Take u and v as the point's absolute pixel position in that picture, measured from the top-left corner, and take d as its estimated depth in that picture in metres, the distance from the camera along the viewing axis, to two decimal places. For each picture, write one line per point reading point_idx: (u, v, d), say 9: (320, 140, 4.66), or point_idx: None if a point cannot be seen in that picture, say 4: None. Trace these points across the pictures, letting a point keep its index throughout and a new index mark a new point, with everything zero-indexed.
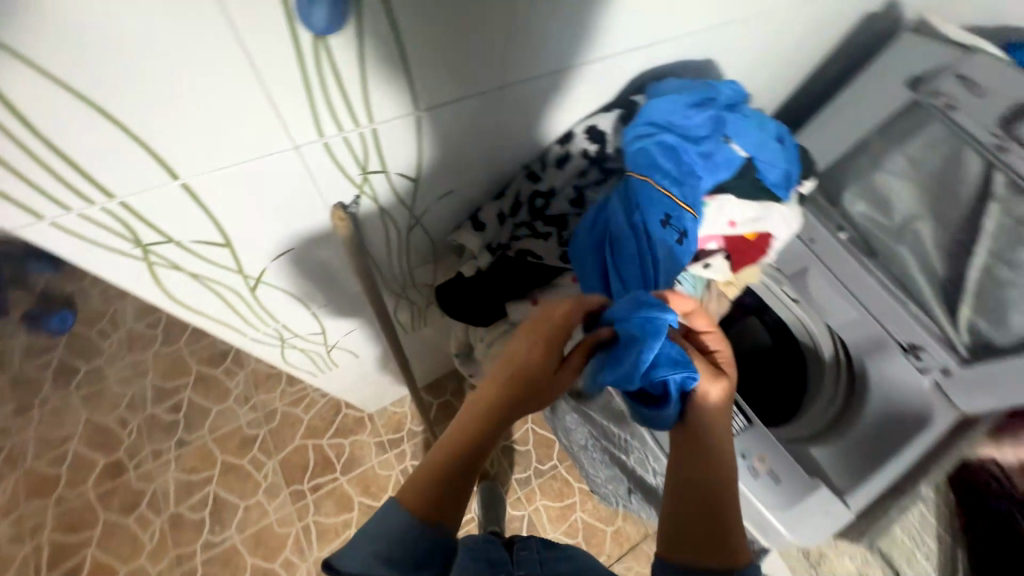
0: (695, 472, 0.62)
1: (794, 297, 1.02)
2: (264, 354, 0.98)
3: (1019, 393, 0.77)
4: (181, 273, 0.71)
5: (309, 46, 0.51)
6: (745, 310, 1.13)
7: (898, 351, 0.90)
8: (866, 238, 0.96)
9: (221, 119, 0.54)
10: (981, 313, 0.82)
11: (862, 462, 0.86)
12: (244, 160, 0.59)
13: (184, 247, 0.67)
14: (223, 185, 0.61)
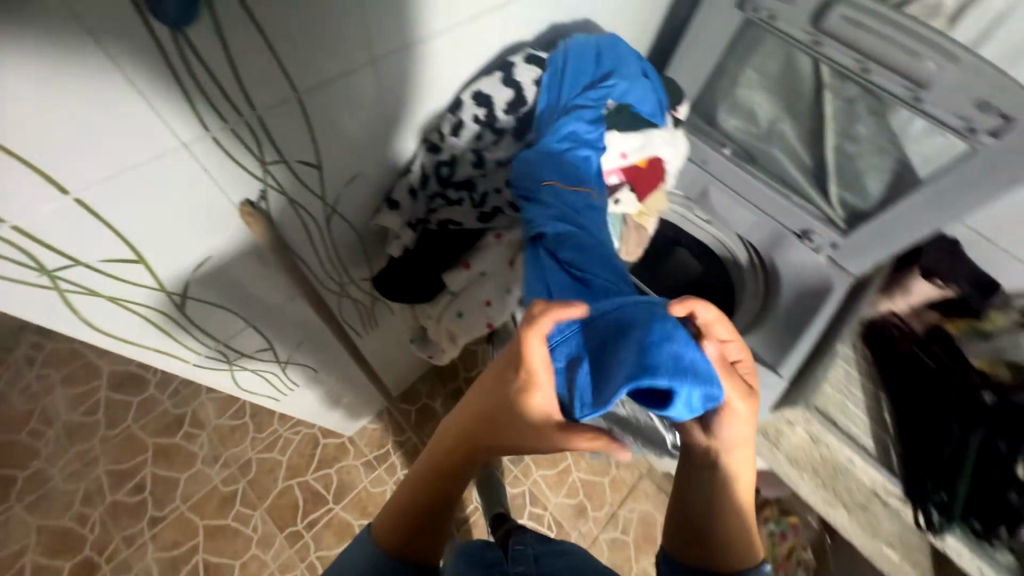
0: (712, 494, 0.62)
1: (706, 218, 1.15)
2: (209, 382, 0.82)
3: (889, 245, 0.92)
4: (100, 299, 0.55)
5: (167, 43, 0.41)
6: (673, 244, 1.28)
7: (796, 240, 1.03)
8: (747, 149, 1.03)
9: (88, 128, 0.41)
10: (846, 186, 0.93)
11: (783, 336, 1.08)
12: (125, 171, 0.46)
13: (97, 268, 0.52)
14: (127, 196, 0.48)
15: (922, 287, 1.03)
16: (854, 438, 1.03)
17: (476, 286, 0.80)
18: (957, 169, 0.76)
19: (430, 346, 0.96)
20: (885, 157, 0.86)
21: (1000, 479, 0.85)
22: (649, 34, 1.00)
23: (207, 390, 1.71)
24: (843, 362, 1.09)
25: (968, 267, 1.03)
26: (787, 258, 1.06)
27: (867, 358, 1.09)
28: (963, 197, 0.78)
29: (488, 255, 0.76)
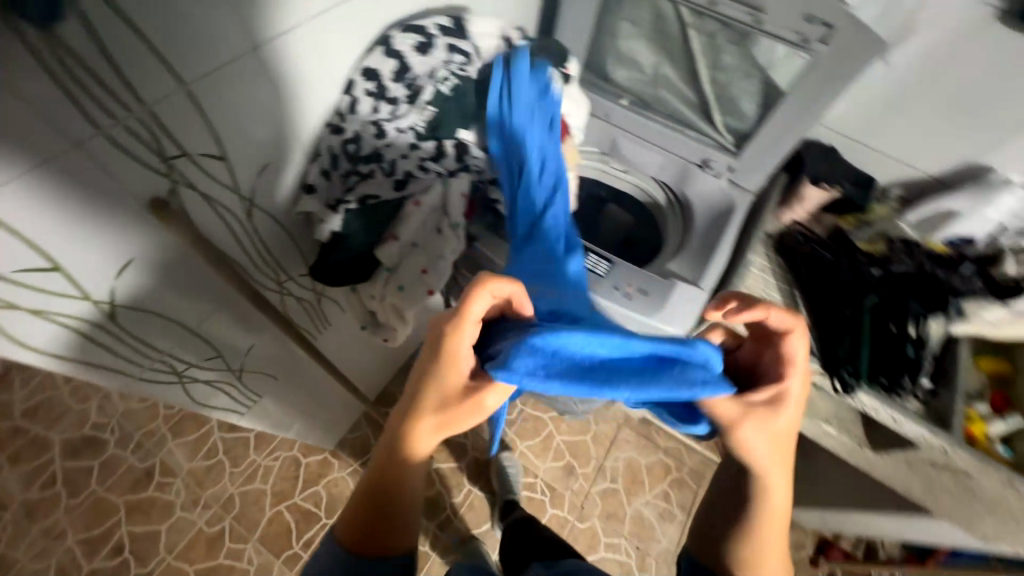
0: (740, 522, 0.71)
1: (623, 168, 1.24)
2: (159, 396, 0.82)
3: (771, 157, 1.03)
4: (23, 314, 0.55)
5: (37, 46, 0.42)
6: (603, 201, 1.34)
7: (698, 169, 1.14)
8: (639, 96, 1.13)
9: None
10: (726, 113, 1.04)
11: (699, 256, 1.11)
12: (17, 174, 0.46)
13: (12, 280, 0.52)
14: (26, 199, 0.48)
15: (811, 193, 1.14)
16: None
17: (408, 256, 0.85)
18: (807, 76, 0.88)
19: (378, 327, 0.99)
20: (752, 80, 0.97)
21: (894, 336, 0.97)
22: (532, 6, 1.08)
23: (173, 436, 1.67)
24: (760, 271, 1.14)
25: (846, 168, 1.17)
26: (695, 188, 1.16)
27: (778, 266, 1.15)
28: (818, 100, 0.90)
29: (413, 223, 0.81)
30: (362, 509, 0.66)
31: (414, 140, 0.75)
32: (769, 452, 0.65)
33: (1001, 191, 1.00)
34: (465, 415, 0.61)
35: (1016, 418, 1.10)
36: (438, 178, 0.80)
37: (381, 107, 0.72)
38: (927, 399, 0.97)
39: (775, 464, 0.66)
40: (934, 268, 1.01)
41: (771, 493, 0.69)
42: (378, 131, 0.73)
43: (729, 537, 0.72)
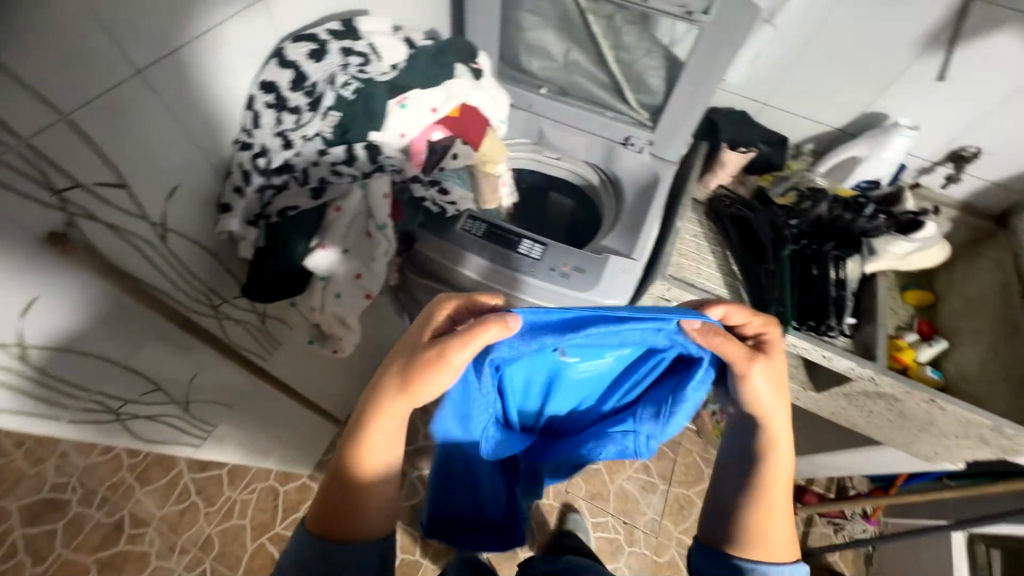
0: (745, 489, 0.68)
1: (557, 156, 1.27)
2: (94, 434, 0.82)
3: (686, 125, 1.08)
4: None
5: None
6: (545, 190, 1.38)
7: (622, 147, 1.19)
8: (557, 84, 1.18)
9: None
10: (637, 90, 1.10)
11: (632, 225, 1.13)
12: None
13: None
14: None
15: (731, 157, 1.20)
16: (711, 291, 1.08)
17: (341, 264, 0.86)
18: (698, 48, 0.94)
19: (326, 339, 0.99)
20: (655, 56, 1.03)
21: (816, 279, 1.03)
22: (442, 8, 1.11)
23: (141, 485, 1.61)
24: (693, 236, 1.18)
25: (759, 130, 1.24)
26: (622, 165, 1.20)
27: (708, 230, 1.20)
28: (714, 68, 0.96)
29: (339, 232, 0.83)
30: (327, 484, 0.63)
31: (321, 147, 0.77)
32: (771, 399, 0.63)
33: (894, 134, 1.07)
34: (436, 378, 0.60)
35: (941, 342, 1.16)
36: (353, 181, 0.81)
37: (285, 117, 0.74)
38: (852, 334, 1.04)
39: (778, 414, 0.65)
40: (842, 211, 1.04)
41: (776, 444, 0.66)
42: (285, 142, 0.73)
43: (739, 501, 0.68)
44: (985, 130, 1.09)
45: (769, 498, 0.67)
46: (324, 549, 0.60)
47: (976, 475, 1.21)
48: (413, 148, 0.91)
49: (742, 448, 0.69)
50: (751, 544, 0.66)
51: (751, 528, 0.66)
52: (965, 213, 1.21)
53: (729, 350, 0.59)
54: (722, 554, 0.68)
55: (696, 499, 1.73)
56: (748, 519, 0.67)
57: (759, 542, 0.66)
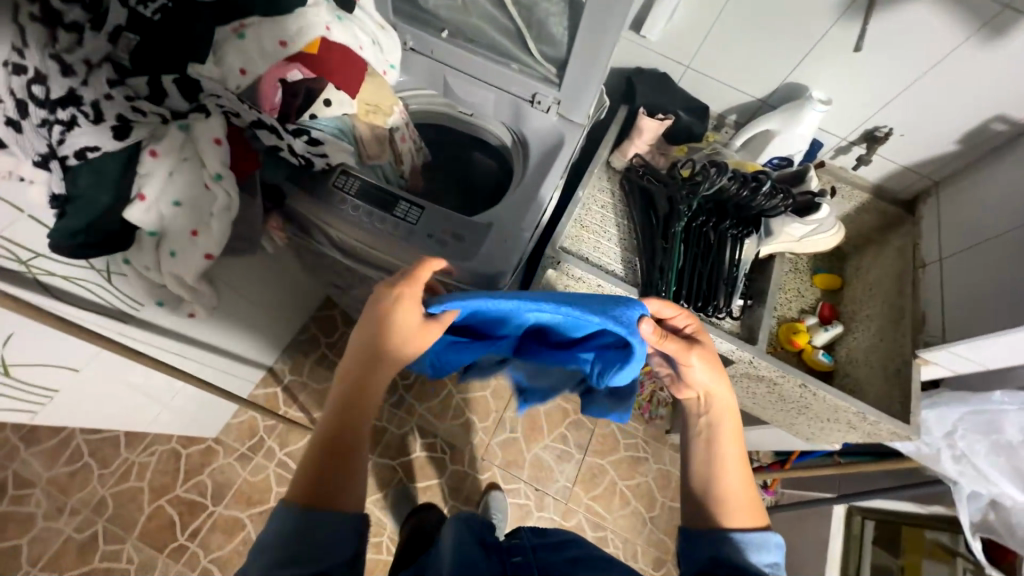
0: (707, 467, 0.69)
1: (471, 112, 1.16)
2: None
3: (586, 82, 1.00)
4: None
5: None
6: (470, 148, 1.28)
7: (529, 106, 1.09)
8: (460, 28, 1.05)
9: None
10: (541, 40, 0.99)
11: (530, 187, 1.03)
12: None
13: None
14: None
15: (648, 124, 1.10)
16: (604, 267, 1.04)
17: (172, 218, 0.76)
18: None
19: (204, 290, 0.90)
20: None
21: (710, 259, 1.00)
22: None
23: (27, 445, 1.53)
24: (600, 207, 1.11)
25: (678, 97, 1.17)
26: (528, 124, 1.11)
27: (618, 201, 1.12)
28: (613, 15, 0.86)
29: (161, 180, 0.72)
30: (315, 455, 0.66)
31: (114, 76, 0.68)
32: (708, 374, 0.69)
33: (806, 109, 1.02)
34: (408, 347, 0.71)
35: (836, 326, 1.15)
36: (162, 120, 0.73)
37: (61, 37, 0.64)
38: (739, 315, 1.03)
39: (718, 385, 0.70)
40: (738, 188, 0.97)
41: (721, 415, 0.70)
42: (64, 67, 0.64)
43: (704, 478, 0.69)
44: (895, 109, 1.05)
45: (731, 471, 0.68)
46: (307, 526, 0.60)
47: (859, 453, 1.19)
48: (262, 90, 0.80)
49: (694, 431, 0.72)
50: (723, 513, 0.66)
51: (724, 501, 0.67)
52: (875, 196, 1.19)
53: (666, 342, 0.68)
54: (700, 539, 0.66)
55: (608, 468, 1.77)
56: (717, 492, 0.67)
57: (736, 514, 0.66)
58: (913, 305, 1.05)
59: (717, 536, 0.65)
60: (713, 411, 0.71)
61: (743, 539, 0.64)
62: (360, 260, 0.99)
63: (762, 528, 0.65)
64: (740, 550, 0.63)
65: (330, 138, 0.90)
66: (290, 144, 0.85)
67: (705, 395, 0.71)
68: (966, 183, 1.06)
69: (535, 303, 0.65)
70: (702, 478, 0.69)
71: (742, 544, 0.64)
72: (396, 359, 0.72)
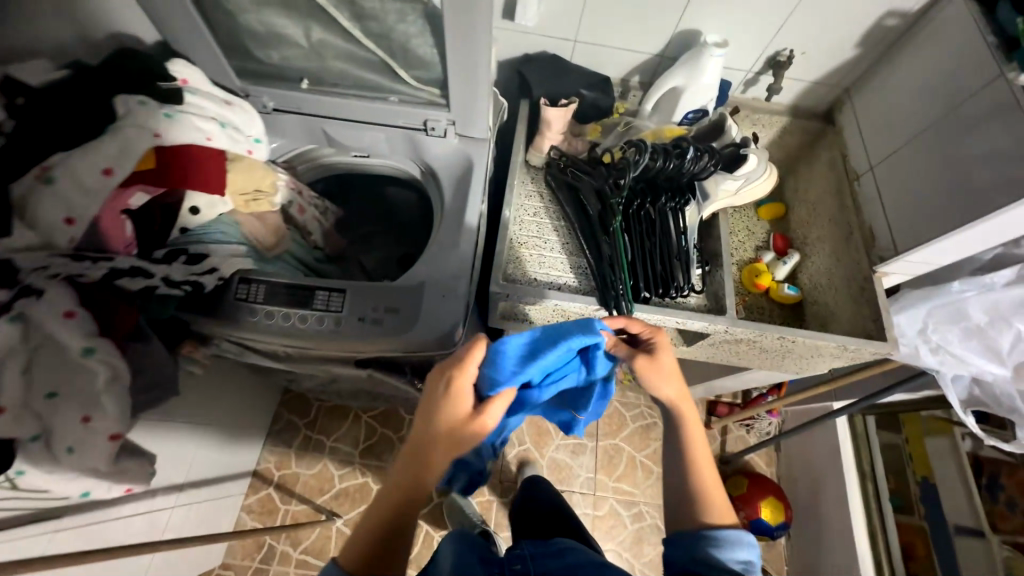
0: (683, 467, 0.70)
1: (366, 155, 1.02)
2: None
3: (472, 96, 0.90)
4: None
5: None
6: (382, 187, 1.16)
7: (424, 135, 0.98)
8: (318, 74, 0.93)
9: None
10: (411, 67, 0.88)
11: (454, 225, 0.94)
12: None
13: None
14: None
15: (554, 114, 1.03)
16: (556, 282, 0.97)
17: (52, 414, 0.63)
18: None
19: (137, 455, 0.78)
20: (412, 18, 0.80)
21: (656, 241, 0.95)
22: (113, 10, 0.79)
23: None
24: (533, 216, 1.04)
25: (575, 75, 1.09)
26: (429, 155, 1.00)
27: (549, 202, 1.06)
28: (478, 24, 0.76)
29: (20, 380, 0.60)
30: (368, 533, 0.62)
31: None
32: (666, 383, 0.71)
33: (705, 56, 0.97)
34: (463, 438, 0.64)
35: (793, 257, 1.16)
36: None
37: None
38: (701, 286, 1.00)
39: (680, 391, 0.71)
40: (664, 162, 0.91)
41: (689, 418, 0.71)
42: None
43: (680, 479, 0.69)
44: (792, 30, 1.01)
45: (704, 469, 0.69)
46: None
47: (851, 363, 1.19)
48: (102, 229, 0.66)
49: (670, 434, 0.73)
50: (704, 510, 0.66)
51: (699, 501, 0.67)
52: (794, 117, 1.17)
53: (618, 350, 0.74)
54: (686, 541, 0.64)
55: (623, 445, 1.77)
56: (691, 493, 0.67)
57: (710, 514, 0.66)
58: (858, 219, 1.04)
59: (695, 536, 0.64)
60: (684, 411, 0.71)
61: (724, 548, 0.62)
62: (299, 361, 0.89)
63: (735, 527, 0.65)
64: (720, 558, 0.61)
65: (217, 246, 0.79)
66: (165, 274, 0.72)
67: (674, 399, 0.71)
68: (875, 84, 1.05)
69: (567, 348, 0.70)
70: (680, 482, 0.69)
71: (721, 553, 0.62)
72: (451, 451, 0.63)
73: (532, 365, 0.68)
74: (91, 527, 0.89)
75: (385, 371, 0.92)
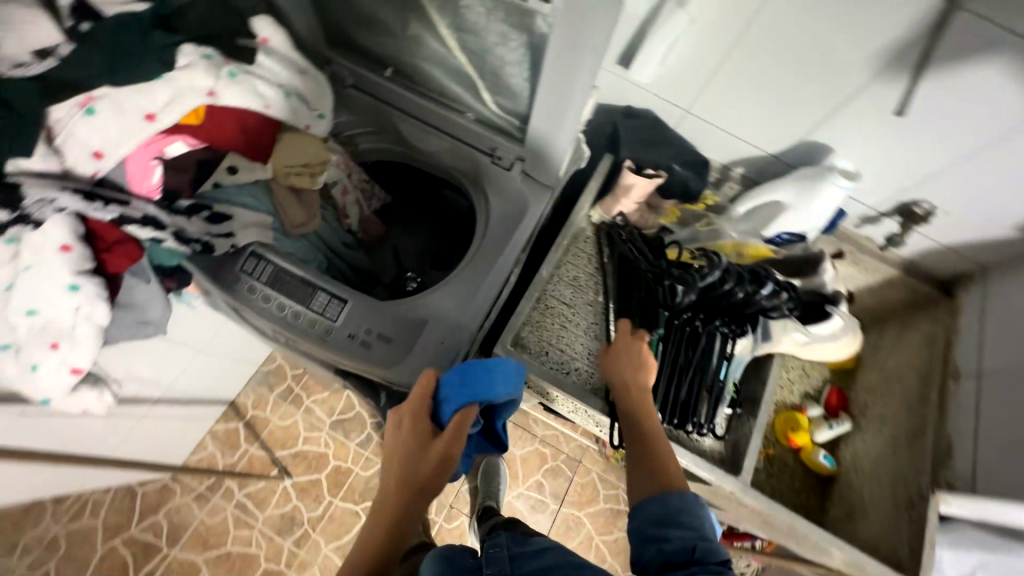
0: (640, 438, 0.67)
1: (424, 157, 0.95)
2: None
3: (550, 142, 0.81)
4: None
5: None
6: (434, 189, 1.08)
7: (488, 161, 0.89)
8: (404, 66, 0.87)
9: None
10: (496, 90, 0.80)
11: (482, 265, 0.85)
12: None
13: None
14: None
15: (634, 182, 0.92)
16: (566, 365, 0.87)
17: (28, 332, 0.64)
18: (556, 41, 0.63)
19: (100, 384, 0.78)
20: (513, 44, 0.72)
21: (691, 365, 0.84)
22: None
23: None
24: (572, 280, 0.93)
25: (672, 148, 0.98)
26: (490, 184, 0.90)
27: (595, 270, 0.94)
28: (580, 76, 0.67)
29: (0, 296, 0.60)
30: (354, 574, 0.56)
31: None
32: (629, 366, 0.75)
33: (825, 182, 0.84)
34: (434, 465, 0.64)
35: (843, 424, 1.02)
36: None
37: None
38: (724, 431, 0.87)
39: (638, 368, 0.74)
40: (734, 287, 0.82)
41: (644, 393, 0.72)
42: None
43: (639, 452, 0.66)
44: (943, 183, 0.84)
45: (658, 438, 0.67)
46: None
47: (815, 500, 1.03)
48: (128, 169, 0.65)
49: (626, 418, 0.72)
50: (664, 478, 0.61)
51: (653, 463, 0.63)
52: (905, 273, 0.99)
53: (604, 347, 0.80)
54: (652, 510, 0.58)
55: (585, 521, 1.66)
56: (649, 457, 0.64)
57: (667, 478, 0.62)
58: (937, 421, 0.88)
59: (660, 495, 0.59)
60: (633, 395, 0.72)
61: (674, 501, 0.58)
62: (285, 347, 0.86)
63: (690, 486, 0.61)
64: (670, 512, 0.57)
65: (243, 211, 0.76)
66: (178, 228, 0.69)
67: (635, 381, 0.74)
68: (1020, 274, 0.86)
69: (498, 380, 0.70)
70: (637, 453, 0.66)
71: (672, 508, 0.57)
72: (426, 476, 0.63)
73: (477, 387, 0.68)
74: (57, 419, 0.91)
75: (361, 386, 0.88)
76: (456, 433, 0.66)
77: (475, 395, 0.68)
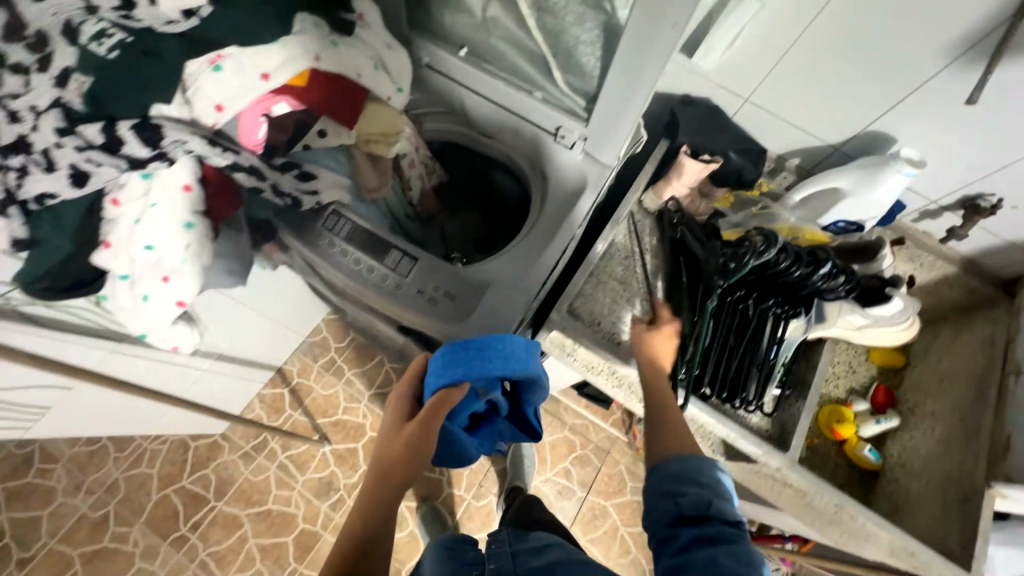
0: (660, 415, 0.72)
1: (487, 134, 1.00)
2: None
3: (612, 122, 0.85)
4: None
5: None
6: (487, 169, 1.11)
7: (552, 140, 0.93)
8: (479, 47, 0.92)
9: None
10: (567, 69, 0.85)
11: (541, 239, 0.90)
12: None
13: None
14: None
15: (689, 164, 0.93)
16: (617, 335, 0.90)
17: (143, 264, 0.70)
18: (636, 19, 0.67)
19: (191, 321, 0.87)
20: (590, 25, 0.78)
21: (741, 344, 0.86)
22: None
23: None
24: (624, 258, 0.95)
25: (730, 135, 1.00)
26: (550, 162, 0.95)
27: (647, 250, 0.97)
28: (654, 54, 0.71)
29: (127, 228, 0.67)
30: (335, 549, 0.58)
31: (63, 125, 0.59)
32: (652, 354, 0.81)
33: (886, 170, 0.84)
34: (402, 445, 0.67)
35: (890, 420, 1.01)
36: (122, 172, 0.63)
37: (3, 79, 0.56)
38: (772, 410, 0.88)
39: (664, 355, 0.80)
40: (791, 266, 0.81)
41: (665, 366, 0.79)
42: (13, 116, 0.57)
43: (656, 427, 0.70)
44: (1010, 177, 0.84)
45: (677, 415, 0.72)
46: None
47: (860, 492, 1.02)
48: (241, 124, 0.71)
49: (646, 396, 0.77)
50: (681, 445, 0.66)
51: (671, 432, 0.68)
52: (963, 270, 1.00)
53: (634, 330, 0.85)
54: (670, 470, 0.62)
55: (611, 510, 1.67)
56: (666, 428, 0.69)
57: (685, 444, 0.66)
58: (993, 419, 0.87)
59: (680, 457, 0.63)
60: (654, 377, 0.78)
61: (690, 462, 0.62)
62: (352, 302, 0.91)
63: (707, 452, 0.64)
64: (688, 470, 0.61)
65: (327, 173, 0.84)
66: (275, 182, 0.79)
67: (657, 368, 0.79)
68: None
69: (487, 356, 0.73)
70: (656, 425, 0.71)
71: (690, 468, 0.61)
72: (397, 451, 0.66)
73: (462, 364, 0.72)
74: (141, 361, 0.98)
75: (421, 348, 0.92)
76: (427, 413, 0.69)
77: (456, 373, 0.72)
